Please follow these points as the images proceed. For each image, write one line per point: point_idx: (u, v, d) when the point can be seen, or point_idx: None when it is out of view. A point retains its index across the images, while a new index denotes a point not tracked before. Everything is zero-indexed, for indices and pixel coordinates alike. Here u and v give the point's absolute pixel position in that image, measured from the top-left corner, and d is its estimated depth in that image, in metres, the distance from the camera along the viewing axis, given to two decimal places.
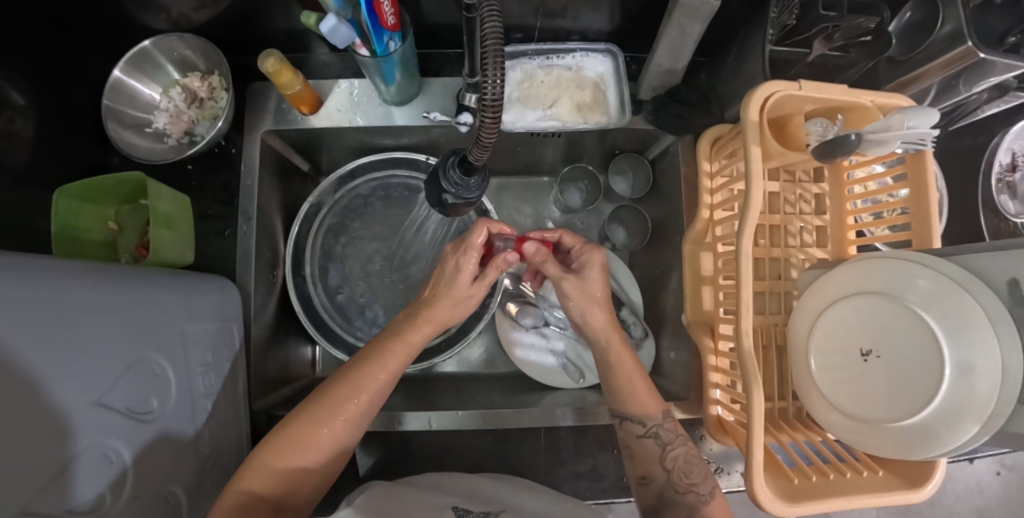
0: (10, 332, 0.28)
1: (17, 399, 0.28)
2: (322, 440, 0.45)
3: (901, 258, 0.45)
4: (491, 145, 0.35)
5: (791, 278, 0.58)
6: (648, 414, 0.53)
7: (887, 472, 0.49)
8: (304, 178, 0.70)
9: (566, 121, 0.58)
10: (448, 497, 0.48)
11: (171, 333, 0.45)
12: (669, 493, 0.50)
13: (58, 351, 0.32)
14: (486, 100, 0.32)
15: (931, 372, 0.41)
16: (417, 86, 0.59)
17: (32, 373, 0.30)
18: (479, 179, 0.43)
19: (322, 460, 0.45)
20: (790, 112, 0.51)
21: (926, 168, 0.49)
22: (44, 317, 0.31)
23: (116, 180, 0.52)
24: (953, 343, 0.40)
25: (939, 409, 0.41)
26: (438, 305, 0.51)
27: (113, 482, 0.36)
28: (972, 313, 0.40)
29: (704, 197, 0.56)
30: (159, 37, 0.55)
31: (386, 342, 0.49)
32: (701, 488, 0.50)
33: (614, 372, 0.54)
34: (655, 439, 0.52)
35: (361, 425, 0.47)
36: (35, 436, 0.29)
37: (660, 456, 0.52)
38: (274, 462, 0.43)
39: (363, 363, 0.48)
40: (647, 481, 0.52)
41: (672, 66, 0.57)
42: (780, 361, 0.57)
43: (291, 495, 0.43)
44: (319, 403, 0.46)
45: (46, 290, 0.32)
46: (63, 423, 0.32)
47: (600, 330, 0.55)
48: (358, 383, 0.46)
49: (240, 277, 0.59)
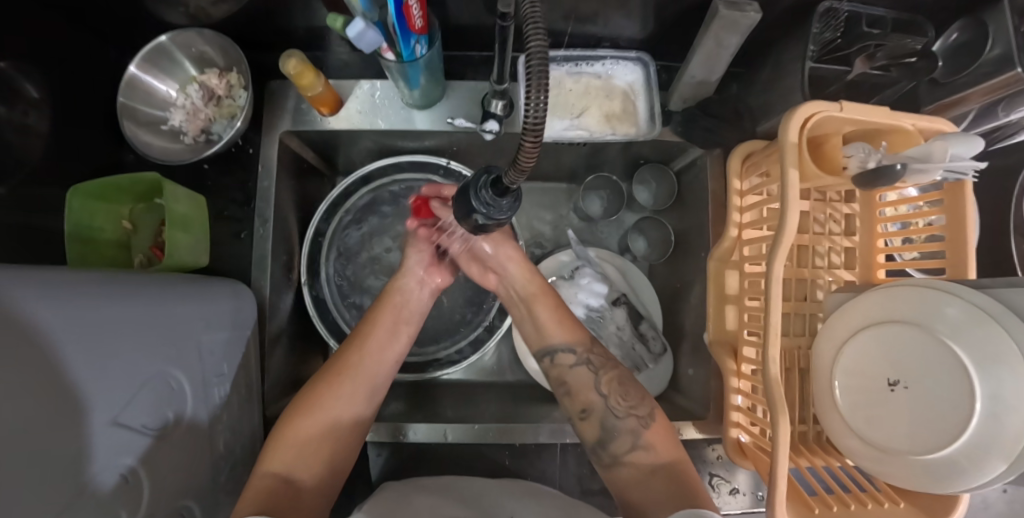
0: (31, 353, 0.27)
1: (40, 422, 0.27)
2: (333, 399, 0.50)
3: (929, 286, 0.44)
4: (529, 169, 0.31)
5: (817, 299, 0.57)
6: (575, 342, 0.56)
7: (910, 504, 0.48)
8: (321, 177, 0.69)
9: (593, 131, 0.56)
10: (456, 508, 0.47)
11: (188, 345, 0.43)
12: (610, 420, 0.50)
13: (78, 370, 0.31)
14: (527, 121, 0.28)
15: (958, 405, 0.40)
16: (441, 90, 0.58)
17: (54, 395, 0.29)
18: (513, 198, 0.37)
19: (338, 427, 0.49)
20: (828, 133, 0.49)
21: (964, 197, 0.47)
22: (67, 334, 0.30)
23: (132, 179, 0.51)
24: (982, 378, 0.39)
25: (964, 446, 0.40)
26: (409, 263, 0.60)
27: (130, 500, 0.35)
28: (1002, 346, 0.39)
29: (733, 215, 0.55)
30: (177, 32, 0.53)
31: (376, 310, 0.57)
32: (640, 411, 0.50)
33: (536, 319, 0.58)
34: (586, 365, 0.54)
35: (371, 381, 0.53)
36: (58, 457, 0.29)
37: (595, 383, 0.52)
38: (291, 434, 0.46)
39: (361, 332, 0.55)
40: (587, 414, 0.51)
41: (706, 78, 0.54)
42: (802, 384, 0.57)
43: (308, 463, 0.46)
44: (327, 373, 0.52)
45: (64, 306, 0.31)
46: (83, 447, 0.31)
47: (528, 292, 0.60)
48: (354, 344, 0.54)
49: (255, 281, 0.57)
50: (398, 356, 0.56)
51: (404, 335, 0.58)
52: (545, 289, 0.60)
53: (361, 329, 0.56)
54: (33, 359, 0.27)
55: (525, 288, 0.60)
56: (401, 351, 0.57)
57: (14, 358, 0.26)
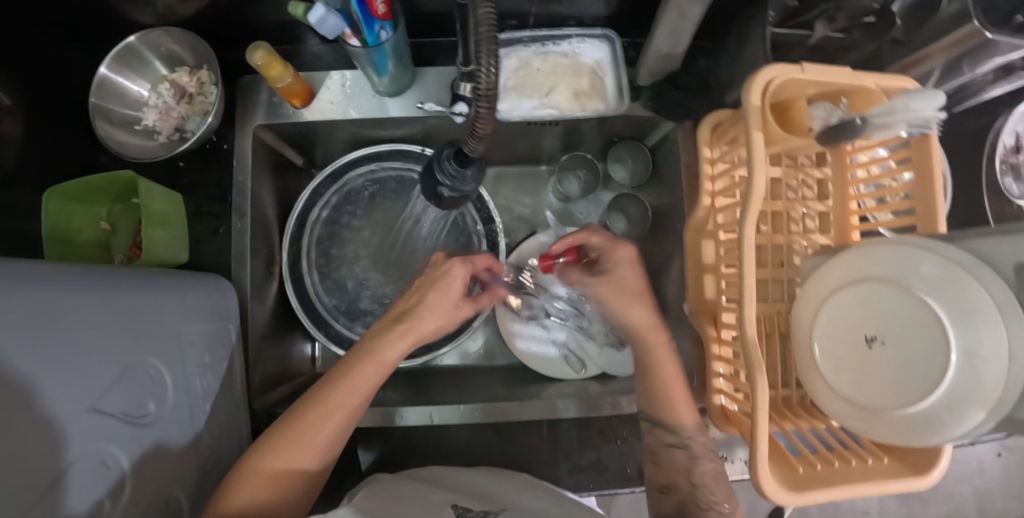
0: (19, 332, 0.28)
1: (23, 403, 0.28)
2: (302, 462, 0.45)
3: (905, 244, 0.45)
4: (485, 136, 0.36)
5: (794, 265, 0.58)
6: (680, 424, 0.52)
7: (894, 460, 0.49)
8: (299, 172, 0.69)
9: (563, 109, 0.56)
10: (449, 493, 0.49)
11: (167, 335, 0.43)
12: (690, 505, 0.50)
13: (55, 354, 0.31)
14: (479, 89, 0.33)
15: (933, 356, 0.40)
16: (410, 76, 0.58)
17: (35, 377, 0.29)
18: (476, 169, 0.40)
19: (299, 490, 0.45)
20: (792, 96, 0.50)
21: (930, 152, 0.48)
22: (44, 317, 0.30)
23: (107, 179, 0.52)
24: (957, 330, 0.39)
25: (940, 399, 0.40)
26: (420, 321, 0.51)
27: (110, 487, 0.35)
28: (977, 300, 0.39)
29: (706, 185, 0.56)
30: (144, 31, 0.54)
31: (359, 358, 0.49)
32: (724, 506, 0.49)
33: (654, 373, 0.54)
34: (685, 449, 0.52)
35: (338, 444, 0.48)
36: (38, 440, 0.29)
37: (688, 470, 0.51)
38: (256, 488, 0.43)
39: (333, 384, 0.48)
40: (668, 489, 0.51)
41: (671, 49, 0.54)
42: (783, 348, 0.57)
43: (278, 514, 0.44)
44: (294, 428, 0.46)
45: (46, 291, 0.31)
46: (65, 429, 0.31)
47: (640, 328, 0.55)
48: (328, 403, 0.47)
49: (236, 275, 0.58)
50: (374, 401, 0.51)
51: (385, 383, 0.51)
52: (655, 321, 0.55)
53: (335, 374, 0.49)
54: (18, 341, 0.28)
55: (638, 322, 0.55)
56: (380, 395, 0.51)
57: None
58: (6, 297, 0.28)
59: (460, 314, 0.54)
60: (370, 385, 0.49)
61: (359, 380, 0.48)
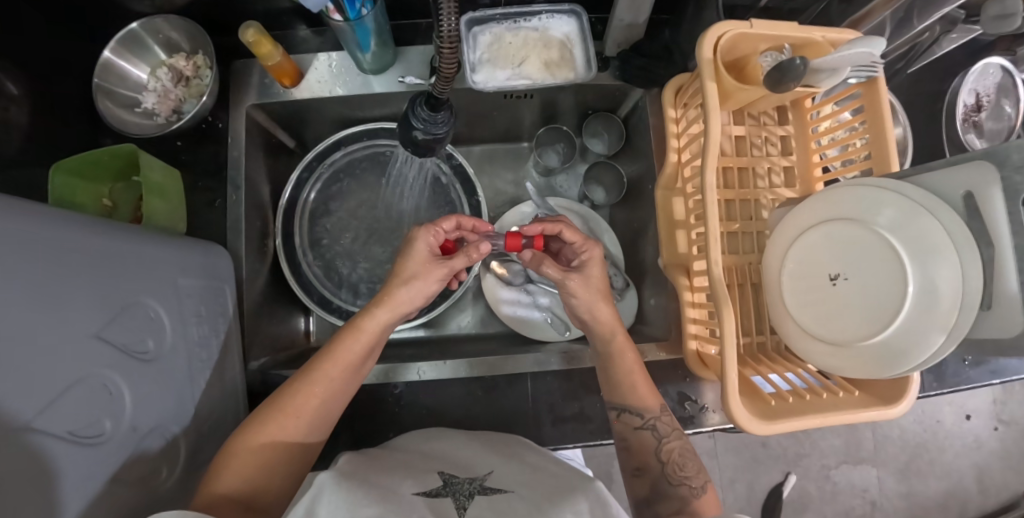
0: (25, 248, 0.30)
1: (30, 309, 0.30)
2: (287, 435, 0.46)
3: (868, 186, 0.45)
4: (451, 78, 0.39)
5: (762, 218, 0.60)
6: (647, 406, 0.54)
7: (862, 392, 0.51)
8: (291, 155, 0.73)
9: (535, 78, 0.60)
10: (434, 463, 0.47)
11: (164, 284, 0.46)
12: (662, 485, 0.50)
13: (61, 276, 0.33)
14: (442, 33, 0.35)
15: (892, 292, 0.42)
16: (392, 54, 0.62)
17: (41, 292, 0.31)
18: (446, 113, 0.47)
19: (289, 461, 0.47)
20: (746, 53, 0.53)
21: (879, 96, 0.51)
22: (50, 242, 0.33)
23: (110, 154, 0.54)
24: (915, 266, 0.41)
25: (897, 335, 0.41)
26: (397, 295, 0.51)
27: (111, 411, 0.38)
28: (935, 235, 0.40)
29: (671, 142, 0.58)
30: (145, 19, 0.59)
31: (343, 332, 0.51)
32: (693, 481, 0.50)
33: (614, 365, 0.54)
34: (652, 430, 0.53)
35: (326, 416, 0.49)
36: (47, 349, 0.31)
37: (656, 449, 0.52)
38: (245, 458, 0.44)
39: (321, 357, 0.50)
40: (641, 472, 0.52)
41: (634, 20, 0.58)
42: (756, 297, 0.59)
43: (267, 481, 0.45)
44: (281, 401, 0.47)
45: (54, 221, 0.34)
46: (67, 346, 0.33)
47: (606, 324, 0.55)
48: (313, 376, 0.48)
49: (231, 244, 0.61)
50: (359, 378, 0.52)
51: (369, 364, 0.53)
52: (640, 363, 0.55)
53: (324, 349, 0.50)
54: (30, 258, 0.31)
55: (603, 334, 0.55)
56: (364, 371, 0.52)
57: (10, 251, 0.29)
58: (17, 215, 0.30)
59: (430, 280, 0.52)
60: (355, 358, 0.50)
61: (344, 352, 0.49)
